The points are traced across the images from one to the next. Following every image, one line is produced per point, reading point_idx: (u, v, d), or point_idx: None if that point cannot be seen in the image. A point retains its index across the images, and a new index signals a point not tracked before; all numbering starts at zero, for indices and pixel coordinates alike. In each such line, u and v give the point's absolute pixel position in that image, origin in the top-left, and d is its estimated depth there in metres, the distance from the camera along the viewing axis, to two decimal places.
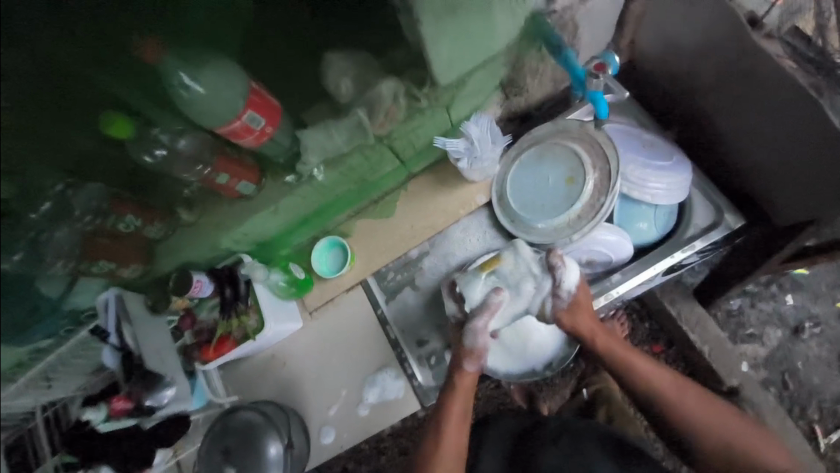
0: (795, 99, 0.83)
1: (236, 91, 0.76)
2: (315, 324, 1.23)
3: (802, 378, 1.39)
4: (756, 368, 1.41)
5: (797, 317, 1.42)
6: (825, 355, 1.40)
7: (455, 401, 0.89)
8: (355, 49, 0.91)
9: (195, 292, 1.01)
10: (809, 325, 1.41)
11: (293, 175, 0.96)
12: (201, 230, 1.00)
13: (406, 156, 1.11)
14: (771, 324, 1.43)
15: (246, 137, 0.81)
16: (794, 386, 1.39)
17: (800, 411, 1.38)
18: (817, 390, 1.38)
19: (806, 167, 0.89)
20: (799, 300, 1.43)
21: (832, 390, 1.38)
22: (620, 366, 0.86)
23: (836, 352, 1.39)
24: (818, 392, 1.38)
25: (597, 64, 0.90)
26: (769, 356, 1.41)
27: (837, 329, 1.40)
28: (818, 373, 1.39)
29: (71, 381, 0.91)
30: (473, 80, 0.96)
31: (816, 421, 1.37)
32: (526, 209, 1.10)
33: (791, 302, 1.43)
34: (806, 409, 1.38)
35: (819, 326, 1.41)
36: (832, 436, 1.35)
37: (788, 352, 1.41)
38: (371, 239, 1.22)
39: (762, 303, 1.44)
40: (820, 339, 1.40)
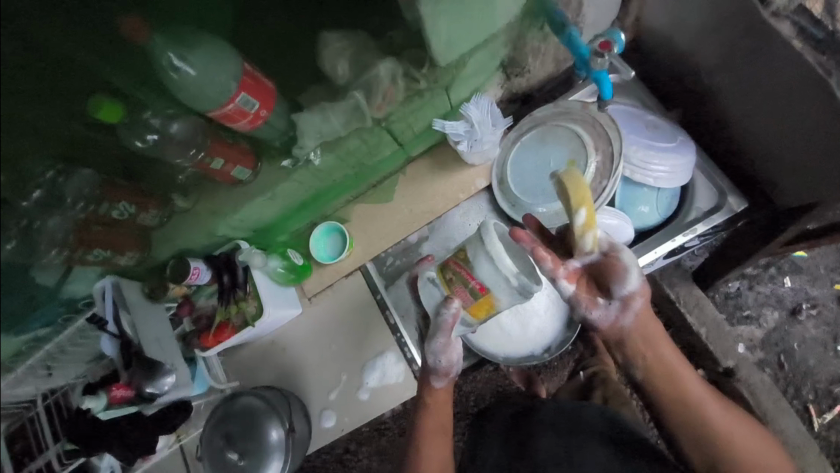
0: (803, 77, 0.81)
1: (230, 73, 0.72)
2: (314, 309, 1.23)
3: (797, 359, 1.41)
4: (753, 350, 1.42)
5: (794, 299, 1.43)
6: (821, 337, 1.41)
7: (431, 419, 0.92)
8: (350, 28, 0.88)
9: (193, 278, 1.01)
10: (807, 307, 1.42)
11: (289, 159, 0.93)
12: (197, 218, 0.98)
13: (404, 139, 1.09)
14: (769, 306, 1.43)
15: (240, 121, 0.76)
16: (789, 367, 1.41)
17: (795, 391, 1.40)
18: (812, 370, 1.40)
19: (810, 148, 0.87)
20: (797, 282, 1.43)
21: (827, 370, 1.40)
22: (676, 390, 0.79)
23: (832, 334, 1.41)
24: (812, 373, 1.40)
25: (604, 43, 0.87)
26: (766, 338, 1.43)
27: (833, 311, 1.41)
28: (813, 354, 1.41)
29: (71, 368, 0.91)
30: (472, 60, 0.94)
31: (810, 400, 1.39)
32: (528, 194, 1.09)
33: (788, 285, 1.44)
34: (800, 390, 1.40)
35: (816, 308, 1.42)
36: (825, 415, 1.38)
37: (784, 334, 1.42)
38: (369, 224, 1.21)
39: (760, 285, 1.44)
40: (817, 320, 1.42)
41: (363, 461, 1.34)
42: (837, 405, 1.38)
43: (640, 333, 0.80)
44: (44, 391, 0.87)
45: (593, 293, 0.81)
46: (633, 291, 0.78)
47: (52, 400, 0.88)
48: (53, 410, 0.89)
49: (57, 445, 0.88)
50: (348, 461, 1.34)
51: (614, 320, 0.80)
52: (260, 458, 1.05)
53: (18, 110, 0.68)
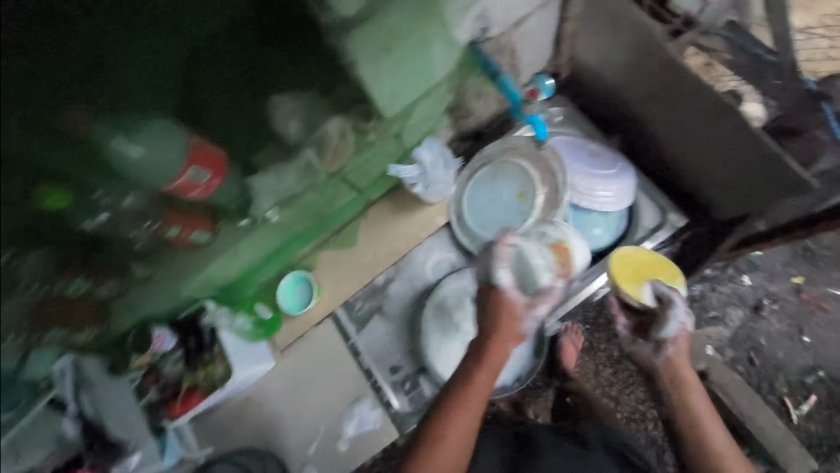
0: (716, 105, 0.89)
1: (175, 153, 0.75)
2: (287, 363, 1.21)
3: (767, 354, 1.47)
4: (724, 350, 1.48)
5: (755, 296, 1.50)
6: (785, 329, 1.48)
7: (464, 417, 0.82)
8: (299, 86, 0.86)
9: (157, 346, 1.01)
10: (768, 302, 1.49)
11: (247, 219, 0.94)
12: (160, 285, 0.96)
13: (361, 186, 1.12)
14: (733, 305, 1.50)
15: (192, 191, 0.78)
16: (760, 362, 1.47)
17: (769, 385, 1.46)
18: (782, 363, 1.46)
19: (735, 166, 0.94)
20: (755, 280, 1.51)
21: (796, 362, 1.46)
22: (695, 432, 0.78)
23: (796, 326, 1.48)
24: (783, 366, 1.47)
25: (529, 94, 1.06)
26: (735, 336, 1.49)
27: (793, 304, 1.49)
28: (781, 347, 1.48)
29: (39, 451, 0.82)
30: (418, 110, 0.98)
31: (785, 394, 1.45)
32: (485, 228, 1.13)
33: (748, 283, 1.51)
34: (774, 384, 1.46)
35: (777, 302, 1.49)
36: (802, 406, 1.44)
37: (751, 331, 1.48)
38: (335, 270, 1.22)
39: (722, 286, 1.51)
40: (780, 314, 1.49)
41: None
42: (812, 395, 1.44)
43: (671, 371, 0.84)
44: None
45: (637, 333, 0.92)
46: (668, 337, 0.85)
47: None
48: None
49: None
50: None
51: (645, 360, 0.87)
52: None
53: None
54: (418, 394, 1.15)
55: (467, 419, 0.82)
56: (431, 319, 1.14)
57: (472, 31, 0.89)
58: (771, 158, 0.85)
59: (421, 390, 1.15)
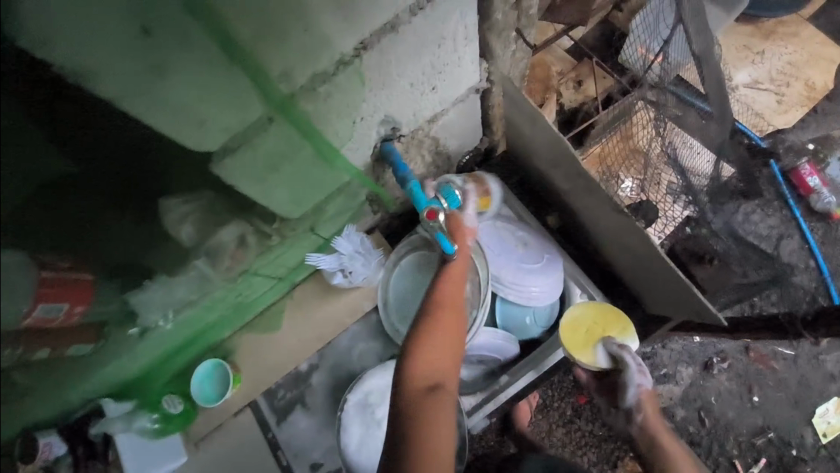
0: (625, 219, 0.88)
1: (25, 286, 0.56)
2: (201, 457, 1.11)
3: (717, 414, 1.44)
4: (676, 410, 1.45)
5: (704, 354, 1.48)
6: (735, 388, 1.46)
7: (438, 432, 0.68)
8: (194, 190, 0.71)
9: (45, 455, 0.89)
10: (718, 361, 1.47)
11: (137, 327, 0.86)
12: (45, 396, 0.86)
13: (281, 273, 1.06)
14: (683, 363, 1.48)
15: (51, 323, 0.68)
16: (710, 422, 1.44)
17: (719, 447, 1.42)
18: (733, 423, 1.44)
19: (654, 273, 0.92)
20: (705, 338, 1.49)
21: (747, 423, 1.43)
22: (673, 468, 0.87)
23: (745, 385, 1.46)
24: (733, 426, 1.44)
25: (428, 214, 0.86)
26: (685, 395, 1.46)
27: (743, 362, 1.48)
28: (731, 407, 1.45)
29: None
30: (330, 205, 0.94)
31: (735, 455, 1.42)
32: (406, 321, 1.09)
33: (697, 340, 1.49)
34: (724, 445, 1.42)
35: (726, 361, 1.47)
36: (751, 469, 1.40)
37: (700, 389, 1.46)
38: (256, 356, 1.16)
39: (672, 344, 1.49)
40: (729, 373, 1.47)
41: None
42: (761, 457, 1.41)
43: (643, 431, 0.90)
44: None
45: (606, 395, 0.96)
46: (631, 405, 0.91)
47: None
48: None
49: None
50: None
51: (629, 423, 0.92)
52: None
53: None
54: None
55: (448, 348, 0.76)
56: (352, 416, 1.07)
57: (379, 133, 0.85)
58: (685, 289, 0.84)
59: None
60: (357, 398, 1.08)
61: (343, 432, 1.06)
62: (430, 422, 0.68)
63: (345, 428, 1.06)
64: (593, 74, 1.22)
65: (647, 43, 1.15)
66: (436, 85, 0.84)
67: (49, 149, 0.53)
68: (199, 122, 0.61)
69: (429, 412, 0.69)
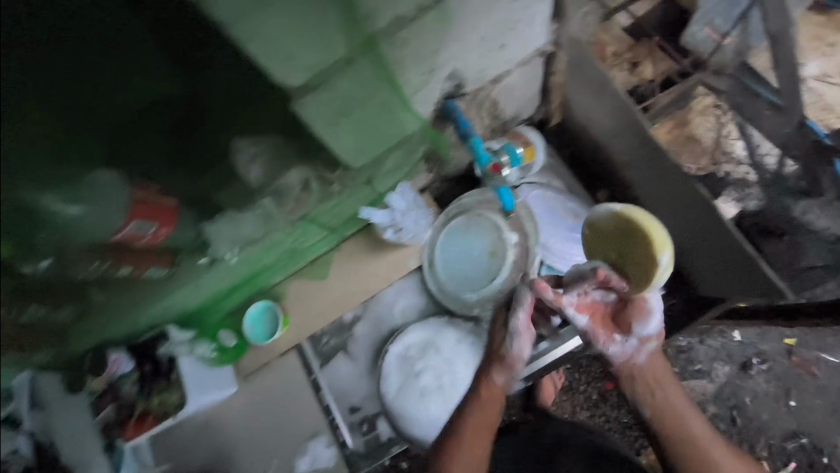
0: (691, 190, 0.85)
1: (117, 202, 0.68)
2: (250, 388, 1.22)
3: (750, 414, 1.41)
4: (707, 405, 1.42)
5: (744, 354, 1.44)
6: (773, 391, 1.42)
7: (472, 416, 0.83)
8: (262, 132, 0.78)
9: (114, 369, 1.04)
10: (757, 361, 1.43)
11: (205, 259, 0.93)
12: (116, 314, 0.99)
13: (334, 225, 1.11)
14: (720, 360, 1.45)
15: (140, 240, 0.75)
16: (742, 422, 1.41)
17: (749, 446, 1.40)
18: (766, 425, 1.40)
19: (715, 250, 0.89)
20: (747, 337, 1.45)
21: (781, 426, 1.40)
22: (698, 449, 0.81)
23: (784, 388, 1.41)
24: (766, 428, 1.40)
25: (494, 165, 0.97)
26: (718, 392, 1.43)
27: (784, 366, 1.43)
28: (766, 409, 1.41)
29: None
30: (389, 159, 0.97)
31: (764, 457, 1.39)
32: (453, 280, 1.12)
33: (739, 339, 1.45)
34: (754, 445, 1.39)
35: (766, 363, 1.43)
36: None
37: (736, 388, 1.43)
38: (305, 302, 1.23)
39: (710, 340, 1.46)
40: (768, 375, 1.42)
41: None
42: (792, 462, 1.38)
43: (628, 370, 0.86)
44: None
45: (610, 328, 0.84)
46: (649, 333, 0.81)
47: None
48: None
49: None
50: None
51: (630, 355, 0.85)
52: None
53: None
54: (373, 437, 1.15)
55: (487, 415, 0.83)
56: (393, 365, 1.13)
57: (443, 90, 0.87)
58: (755, 271, 0.82)
59: (380, 432, 1.15)
60: (400, 349, 1.13)
61: (383, 379, 1.12)
62: (460, 470, 0.81)
63: (384, 376, 1.12)
64: (653, 55, 1.13)
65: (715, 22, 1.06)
66: (504, 44, 0.85)
67: (151, 72, 0.67)
68: (288, 56, 0.61)
69: (459, 464, 0.81)
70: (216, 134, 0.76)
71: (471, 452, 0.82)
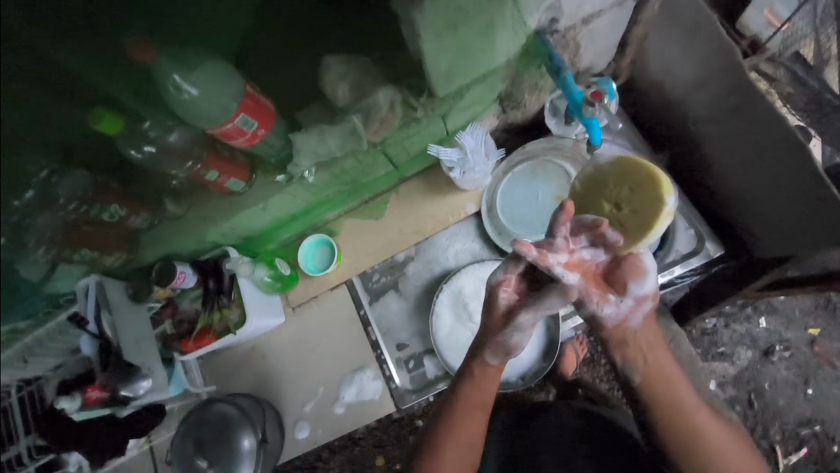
0: (781, 137, 0.86)
1: (231, 94, 0.74)
2: (297, 320, 1.24)
3: (767, 399, 1.31)
4: (724, 388, 1.32)
5: (768, 340, 1.33)
6: (792, 378, 1.31)
7: (471, 390, 0.79)
8: (353, 53, 0.90)
9: (179, 282, 1.02)
10: (780, 348, 1.32)
11: (283, 175, 0.95)
12: (188, 223, 0.99)
13: (399, 161, 1.11)
14: (743, 345, 1.33)
15: (238, 138, 0.79)
16: (759, 407, 1.31)
17: (763, 430, 1.30)
18: (781, 411, 1.30)
19: (790, 204, 0.91)
20: (772, 323, 1.33)
21: (795, 412, 1.30)
22: (680, 408, 0.75)
23: (803, 376, 1.31)
24: (781, 413, 1.31)
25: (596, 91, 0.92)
26: (738, 376, 1.33)
27: (805, 355, 1.32)
28: (783, 396, 1.31)
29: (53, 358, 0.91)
30: (470, 93, 0.94)
31: (776, 441, 1.30)
32: (515, 224, 1.12)
33: (764, 325, 1.33)
34: (768, 429, 1.30)
35: (789, 350, 1.32)
36: (790, 457, 1.28)
37: (756, 373, 1.32)
38: (358, 239, 1.23)
39: (736, 324, 1.34)
40: (789, 362, 1.32)
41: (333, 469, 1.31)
42: (803, 447, 1.29)
43: (620, 332, 0.77)
44: (19, 384, 0.89)
45: (604, 287, 0.75)
46: (645, 292, 0.75)
47: (25, 392, 0.90)
48: (26, 399, 0.91)
49: (28, 438, 0.91)
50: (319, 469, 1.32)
51: (623, 318, 0.77)
52: (229, 465, 1.03)
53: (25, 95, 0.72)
54: (420, 373, 1.16)
55: (486, 391, 0.79)
56: (446, 304, 1.15)
57: (539, 22, 0.84)
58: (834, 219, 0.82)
59: (425, 370, 1.16)
60: (454, 289, 1.15)
61: (436, 317, 1.14)
62: (452, 458, 0.76)
63: (437, 314, 1.14)
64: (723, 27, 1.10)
65: (777, 4, 1.00)
66: None
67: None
68: None
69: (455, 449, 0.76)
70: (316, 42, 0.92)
71: (474, 428, 0.77)
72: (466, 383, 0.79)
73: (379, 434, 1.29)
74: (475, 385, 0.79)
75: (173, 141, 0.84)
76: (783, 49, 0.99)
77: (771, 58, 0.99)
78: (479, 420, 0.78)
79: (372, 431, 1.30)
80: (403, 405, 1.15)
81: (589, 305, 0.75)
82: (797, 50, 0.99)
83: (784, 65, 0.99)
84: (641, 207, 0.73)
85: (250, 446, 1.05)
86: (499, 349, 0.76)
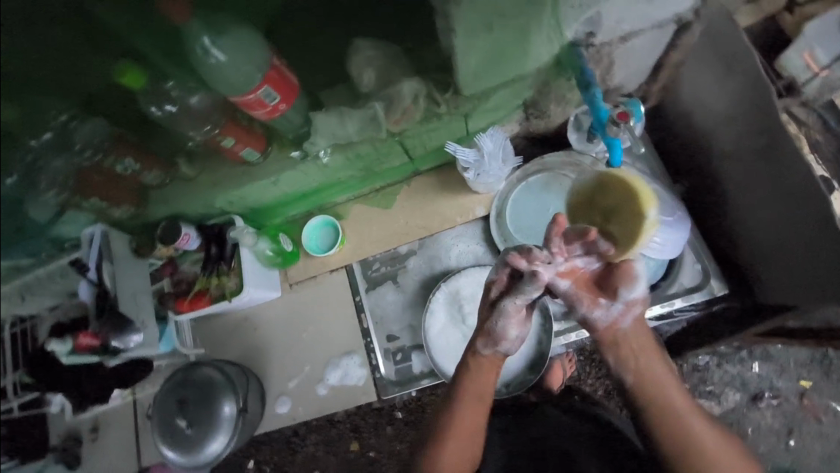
0: (803, 184, 0.84)
1: (255, 64, 0.74)
2: (293, 296, 1.25)
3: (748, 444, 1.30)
4: None
5: (758, 385, 1.31)
6: (777, 427, 1.30)
7: (474, 382, 0.82)
8: (383, 40, 0.90)
9: (182, 243, 1.03)
10: (769, 396, 1.31)
11: (298, 152, 0.94)
12: (197, 186, 0.99)
13: (415, 155, 1.11)
14: (732, 387, 1.32)
15: (258, 110, 0.78)
16: None
17: None
18: (760, 458, 1.29)
19: (801, 252, 0.89)
20: (765, 370, 1.32)
21: (774, 462, 1.29)
22: (669, 408, 0.76)
23: (788, 426, 1.30)
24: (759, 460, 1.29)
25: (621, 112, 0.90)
26: (723, 416, 1.31)
27: (793, 406, 1.30)
28: (764, 443, 1.30)
29: (49, 297, 0.95)
30: (495, 95, 0.93)
31: None
32: (521, 233, 1.12)
33: (757, 371, 1.32)
34: None
35: (778, 399, 1.30)
36: None
37: (741, 417, 1.31)
38: (364, 226, 1.23)
39: (728, 365, 1.33)
40: (776, 411, 1.30)
41: (308, 448, 1.30)
42: None
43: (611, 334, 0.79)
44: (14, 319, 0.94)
45: (594, 291, 0.78)
46: (637, 295, 0.77)
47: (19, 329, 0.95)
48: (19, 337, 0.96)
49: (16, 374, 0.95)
50: (294, 444, 1.30)
51: (614, 320, 0.79)
52: (208, 429, 1.03)
53: (55, 39, 0.76)
54: (406, 367, 1.17)
55: (485, 383, 0.82)
56: (441, 302, 1.15)
57: (576, 34, 0.83)
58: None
59: (411, 364, 1.17)
60: (452, 289, 1.15)
61: (430, 314, 1.14)
62: (453, 445, 0.79)
63: (431, 311, 1.14)
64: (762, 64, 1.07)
65: (816, 49, 0.97)
66: None
67: None
68: None
69: (455, 437, 0.79)
70: (348, 25, 0.92)
71: (470, 416, 0.80)
72: (467, 375, 0.82)
73: (357, 419, 1.27)
74: (475, 377, 0.82)
75: (194, 103, 0.84)
76: (818, 95, 0.98)
77: (806, 102, 0.99)
78: (476, 413, 0.81)
79: (351, 415, 1.27)
80: (385, 396, 1.16)
81: (579, 309, 0.79)
82: (831, 98, 0.99)
83: (816, 111, 0.99)
84: (623, 219, 0.81)
85: (231, 410, 1.05)
86: (491, 339, 0.79)
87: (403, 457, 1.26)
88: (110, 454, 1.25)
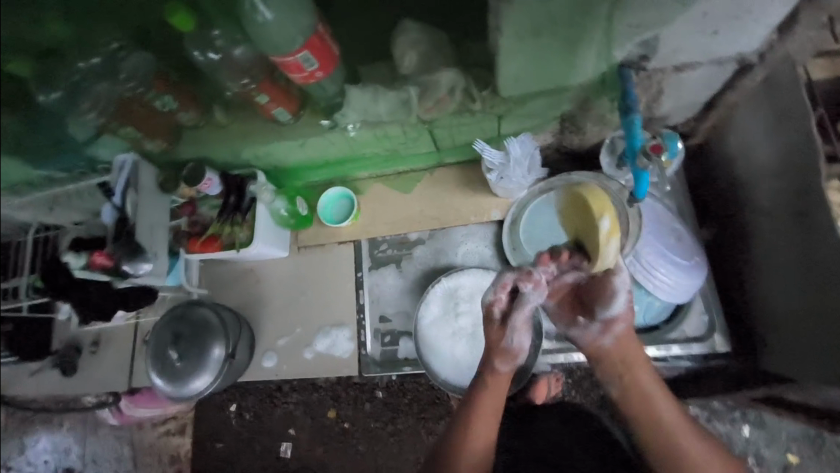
0: (830, 257, 0.79)
1: (298, 28, 0.75)
2: (299, 259, 1.28)
3: None
4: None
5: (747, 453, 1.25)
6: None
7: (485, 398, 0.80)
8: (431, 26, 0.90)
9: (204, 187, 1.07)
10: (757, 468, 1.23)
11: (328, 121, 0.96)
12: (227, 135, 1.02)
13: (442, 146, 1.11)
14: None
15: (295, 73, 0.81)
16: None
17: None
18: None
19: (812, 326, 0.85)
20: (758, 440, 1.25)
21: None
22: (653, 423, 0.76)
23: None
24: None
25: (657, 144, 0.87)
26: None
27: None
28: None
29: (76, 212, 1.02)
30: (532, 102, 0.92)
31: None
32: (532, 243, 1.11)
33: (745, 435, 1.20)
34: None
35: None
36: None
37: None
38: (380, 206, 1.25)
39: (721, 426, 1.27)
40: None
41: (289, 405, 1.29)
42: None
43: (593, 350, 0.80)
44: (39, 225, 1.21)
45: (574, 306, 0.81)
46: (618, 313, 0.78)
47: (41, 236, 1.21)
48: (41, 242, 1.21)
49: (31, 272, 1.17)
50: (276, 399, 1.30)
51: (595, 338, 0.80)
52: (194, 366, 1.08)
53: None
54: (392, 351, 1.18)
55: (497, 399, 0.81)
56: (438, 296, 1.15)
57: (628, 54, 0.81)
58: None
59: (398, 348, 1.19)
60: (450, 286, 1.16)
61: (425, 304, 1.15)
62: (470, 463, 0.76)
63: (426, 302, 1.15)
64: None
65: None
66: (718, 30, 0.77)
67: None
68: None
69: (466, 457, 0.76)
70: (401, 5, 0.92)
71: (482, 436, 0.78)
72: (480, 393, 0.81)
73: (340, 389, 1.26)
74: (485, 394, 0.80)
75: (238, 55, 0.86)
76: None
77: None
78: (487, 425, 0.79)
79: (334, 385, 1.26)
80: (366, 373, 1.18)
81: (563, 325, 0.82)
82: None
83: None
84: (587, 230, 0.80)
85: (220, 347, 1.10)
86: (506, 356, 0.79)
87: (377, 435, 1.24)
88: (102, 369, 1.33)
